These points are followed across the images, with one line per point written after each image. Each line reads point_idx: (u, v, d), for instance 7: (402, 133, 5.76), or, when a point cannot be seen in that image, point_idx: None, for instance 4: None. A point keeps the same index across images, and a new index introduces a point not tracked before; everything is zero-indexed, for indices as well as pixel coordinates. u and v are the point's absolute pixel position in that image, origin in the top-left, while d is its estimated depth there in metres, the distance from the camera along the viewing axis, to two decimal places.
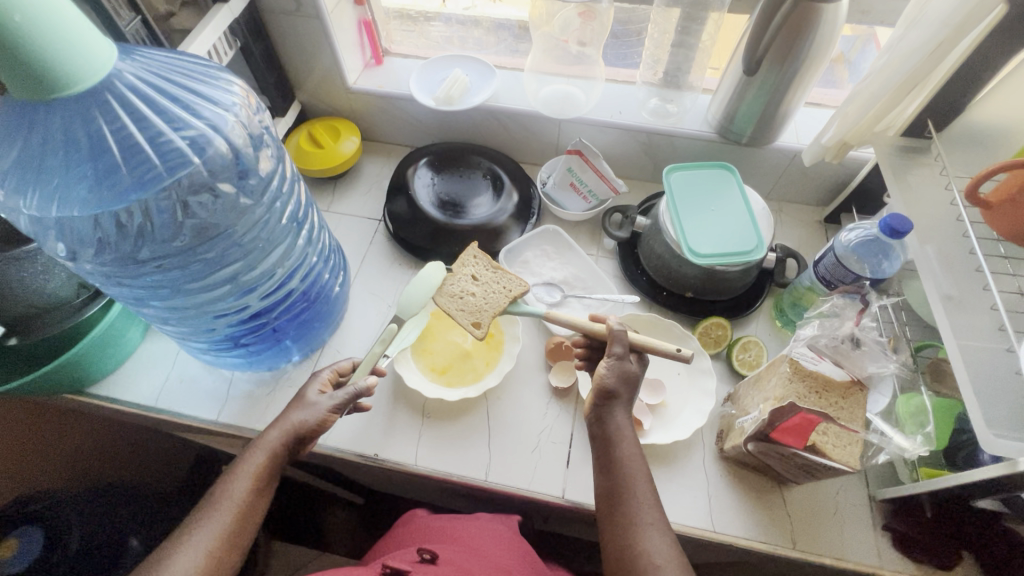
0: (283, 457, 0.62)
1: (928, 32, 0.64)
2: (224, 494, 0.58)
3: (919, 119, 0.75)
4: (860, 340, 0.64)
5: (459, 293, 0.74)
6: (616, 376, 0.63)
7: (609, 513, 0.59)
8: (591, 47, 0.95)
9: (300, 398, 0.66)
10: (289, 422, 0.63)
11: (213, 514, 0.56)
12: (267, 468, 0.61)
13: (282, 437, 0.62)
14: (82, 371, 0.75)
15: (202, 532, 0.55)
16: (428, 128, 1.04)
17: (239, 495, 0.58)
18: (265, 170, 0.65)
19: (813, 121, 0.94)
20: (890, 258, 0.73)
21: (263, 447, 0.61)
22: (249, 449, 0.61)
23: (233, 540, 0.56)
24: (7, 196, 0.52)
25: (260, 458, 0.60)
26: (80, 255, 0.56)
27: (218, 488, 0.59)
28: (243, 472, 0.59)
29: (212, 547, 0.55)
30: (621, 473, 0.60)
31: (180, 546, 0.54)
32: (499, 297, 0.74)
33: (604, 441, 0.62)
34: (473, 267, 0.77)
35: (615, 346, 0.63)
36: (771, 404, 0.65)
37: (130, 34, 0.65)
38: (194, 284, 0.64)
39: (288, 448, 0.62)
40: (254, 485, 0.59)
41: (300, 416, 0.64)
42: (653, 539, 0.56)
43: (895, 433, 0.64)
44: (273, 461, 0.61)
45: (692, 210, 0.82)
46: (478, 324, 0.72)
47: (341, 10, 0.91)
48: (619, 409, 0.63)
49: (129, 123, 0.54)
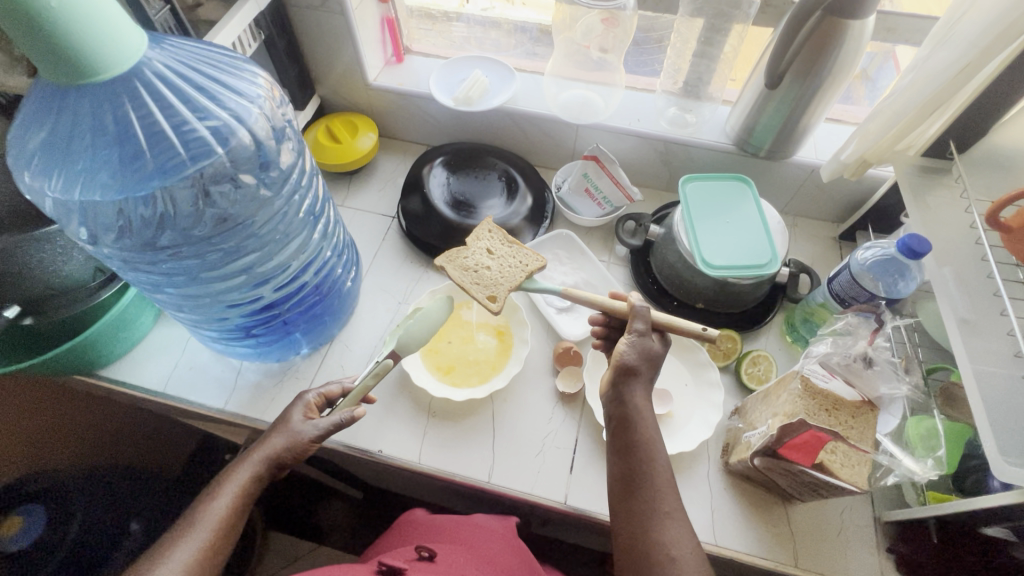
0: (261, 481, 0.62)
1: (957, 52, 0.64)
2: (200, 517, 0.58)
3: (941, 140, 0.75)
4: (873, 360, 0.64)
5: (474, 266, 0.75)
6: (637, 353, 0.63)
7: (625, 497, 0.59)
8: (612, 53, 0.95)
9: (284, 418, 0.66)
10: (271, 447, 0.63)
11: (194, 529, 0.57)
12: (245, 491, 0.61)
13: (264, 463, 0.62)
14: (95, 354, 0.76)
15: (180, 549, 0.55)
16: (446, 127, 1.04)
17: (219, 512, 0.58)
18: (286, 163, 0.65)
19: (833, 137, 0.93)
20: (906, 279, 0.73)
21: (244, 471, 0.61)
22: (232, 469, 0.62)
23: (212, 556, 0.57)
24: (34, 177, 0.53)
25: (242, 481, 0.61)
26: (101, 240, 0.57)
27: (196, 507, 0.59)
28: (223, 494, 0.59)
29: (192, 561, 0.55)
30: (642, 457, 0.60)
31: (160, 558, 0.54)
32: (515, 271, 0.74)
33: (621, 421, 0.62)
34: (488, 242, 0.78)
35: (636, 322, 0.64)
36: (781, 420, 0.64)
37: (159, 22, 0.65)
38: (210, 273, 0.64)
39: (268, 472, 0.63)
40: (236, 501, 0.60)
41: (280, 440, 0.64)
42: (671, 530, 0.56)
43: (905, 456, 0.64)
44: (251, 483, 0.61)
45: (707, 221, 0.82)
46: (493, 299, 0.71)
47: (365, 8, 0.92)
48: (639, 386, 0.63)
49: (156, 110, 0.54)
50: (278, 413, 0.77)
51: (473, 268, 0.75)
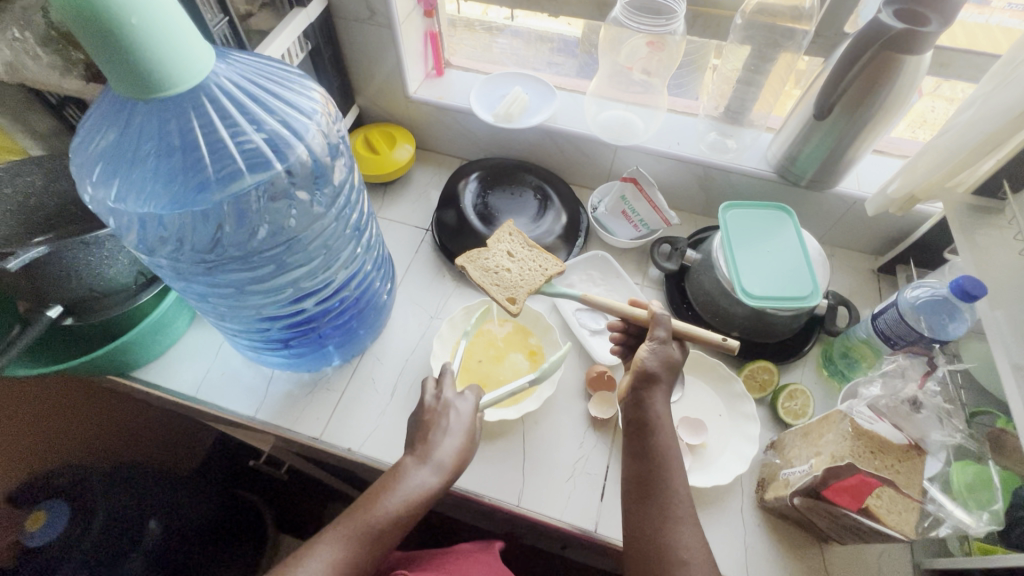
0: (434, 493, 0.61)
1: (1018, 94, 0.63)
2: (367, 513, 0.58)
3: (996, 178, 0.73)
4: (921, 404, 0.63)
5: (494, 269, 0.76)
6: (658, 361, 0.63)
7: (639, 501, 0.60)
8: (656, 77, 0.95)
9: (450, 421, 0.65)
10: (444, 459, 0.62)
11: (358, 518, 0.58)
12: (413, 503, 0.60)
13: (441, 482, 0.62)
14: (131, 357, 0.77)
15: (342, 535, 0.57)
16: (483, 143, 1.04)
17: (387, 509, 0.58)
18: (339, 180, 0.65)
19: (878, 169, 0.92)
20: (956, 320, 0.70)
21: (414, 482, 0.60)
22: (405, 470, 0.61)
23: (375, 548, 0.57)
24: (95, 187, 0.53)
25: (409, 491, 0.60)
26: (157, 251, 0.57)
27: (369, 498, 0.59)
28: (388, 500, 0.59)
29: (351, 548, 0.57)
30: (660, 462, 0.60)
31: (323, 541, 0.57)
32: (534, 274, 0.75)
33: (638, 425, 0.62)
34: (509, 244, 0.79)
35: (657, 330, 0.64)
36: (825, 461, 0.63)
37: (216, 33, 0.66)
38: (259, 286, 0.64)
39: (438, 487, 0.61)
40: (406, 505, 0.59)
41: (446, 454, 0.63)
42: (683, 535, 0.57)
43: (955, 505, 0.62)
44: (420, 497, 0.60)
45: (745, 248, 0.81)
46: (513, 300, 0.73)
47: (411, 22, 0.93)
48: (659, 394, 0.63)
49: (219, 125, 0.54)
50: (308, 425, 0.77)
51: (494, 270, 0.76)
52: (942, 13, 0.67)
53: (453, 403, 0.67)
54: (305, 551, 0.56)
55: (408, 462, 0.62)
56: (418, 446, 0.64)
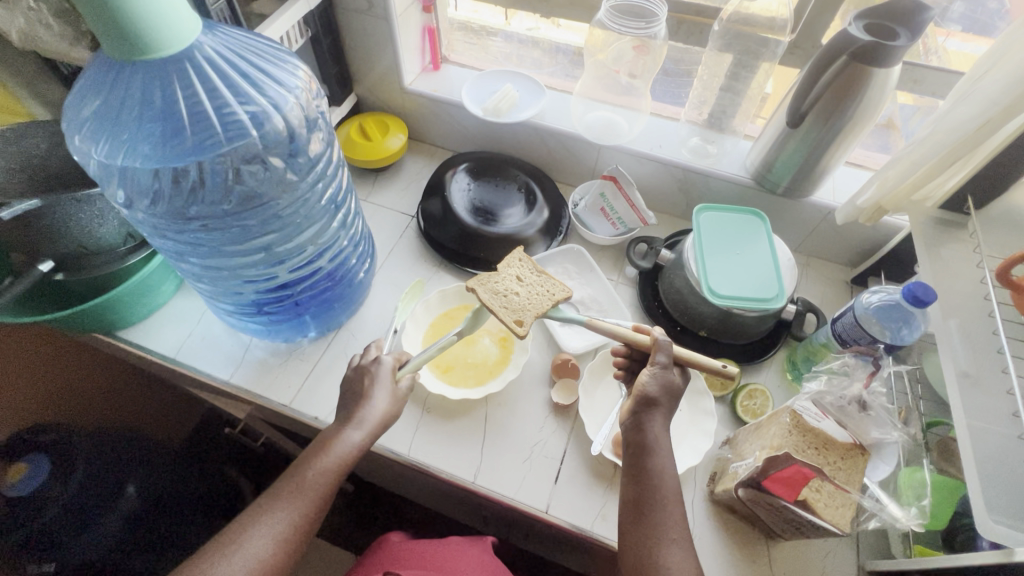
0: (362, 449, 0.64)
1: (978, 108, 0.64)
2: (303, 478, 0.60)
3: (960, 194, 0.74)
4: (868, 404, 0.64)
5: (503, 292, 0.72)
6: (659, 385, 0.63)
7: (634, 520, 0.60)
8: (640, 80, 0.99)
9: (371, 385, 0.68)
10: (369, 419, 0.66)
11: (294, 483, 0.60)
12: (346, 460, 0.63)
13: (367, 437, 0.65)
14: (115, 316, 0.80)
15: (280, 506, 0.59)
16: (474, 136, 1.08)
17: (319, 470, 0.61)
18: (315, 152, 0.70)
19: (852, 181, 0.94)
20: (910, 326, 0.72)
21: (344, 442, 0.63)
22: (336, 435, 0.64)
23: (311, 511, 0.60)
24: (82, 140, 0.57)
25: (341, 452, 0.62)
26: (136, 205, 0.61)
27: (303, 462, 0.62)
28: (321, 463, 0.61)
29: (292, 516, 0.58)
30: (652, 483, 0.60)
31: (264, 513, 0.58)
32: (542, 299, 0.71)
33: (638, 449, 0.62)
34: (518, 269, 0.75)
35: (659, 355, 0.64)
36: (767, 451, 0.64)
37: (214, 11, 0.70)
38: (233, 247, 0.68)
39: (364, 442, 0.64)
40: (335, 467, 0.62)
41: (373, 411, 0.66)
42: (675, 554, 0.56)
43: (890, 502, 0.63)
44: (352, 454, 0.63)
45: (716, 251, 0.83)
46: (520, 322, 0.69)
47: (409, 14, 0.96)
48: (659, 416, 0.63)
49: (200, 91, 0.58)
50: (279, 391, 0.80)
51: (503, 294, 0.72)
52: (911, 27, 0.69)
53: (369, 367, 0.70)
54: (247, 524, 0.57)
55: (339, 426, 0.65)
56: (345, 409, 0.67)
